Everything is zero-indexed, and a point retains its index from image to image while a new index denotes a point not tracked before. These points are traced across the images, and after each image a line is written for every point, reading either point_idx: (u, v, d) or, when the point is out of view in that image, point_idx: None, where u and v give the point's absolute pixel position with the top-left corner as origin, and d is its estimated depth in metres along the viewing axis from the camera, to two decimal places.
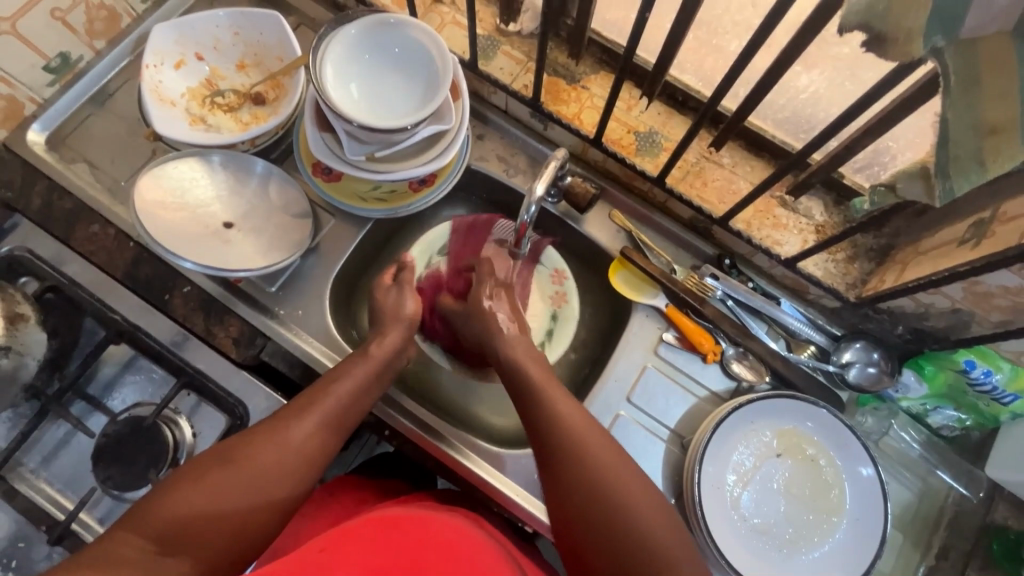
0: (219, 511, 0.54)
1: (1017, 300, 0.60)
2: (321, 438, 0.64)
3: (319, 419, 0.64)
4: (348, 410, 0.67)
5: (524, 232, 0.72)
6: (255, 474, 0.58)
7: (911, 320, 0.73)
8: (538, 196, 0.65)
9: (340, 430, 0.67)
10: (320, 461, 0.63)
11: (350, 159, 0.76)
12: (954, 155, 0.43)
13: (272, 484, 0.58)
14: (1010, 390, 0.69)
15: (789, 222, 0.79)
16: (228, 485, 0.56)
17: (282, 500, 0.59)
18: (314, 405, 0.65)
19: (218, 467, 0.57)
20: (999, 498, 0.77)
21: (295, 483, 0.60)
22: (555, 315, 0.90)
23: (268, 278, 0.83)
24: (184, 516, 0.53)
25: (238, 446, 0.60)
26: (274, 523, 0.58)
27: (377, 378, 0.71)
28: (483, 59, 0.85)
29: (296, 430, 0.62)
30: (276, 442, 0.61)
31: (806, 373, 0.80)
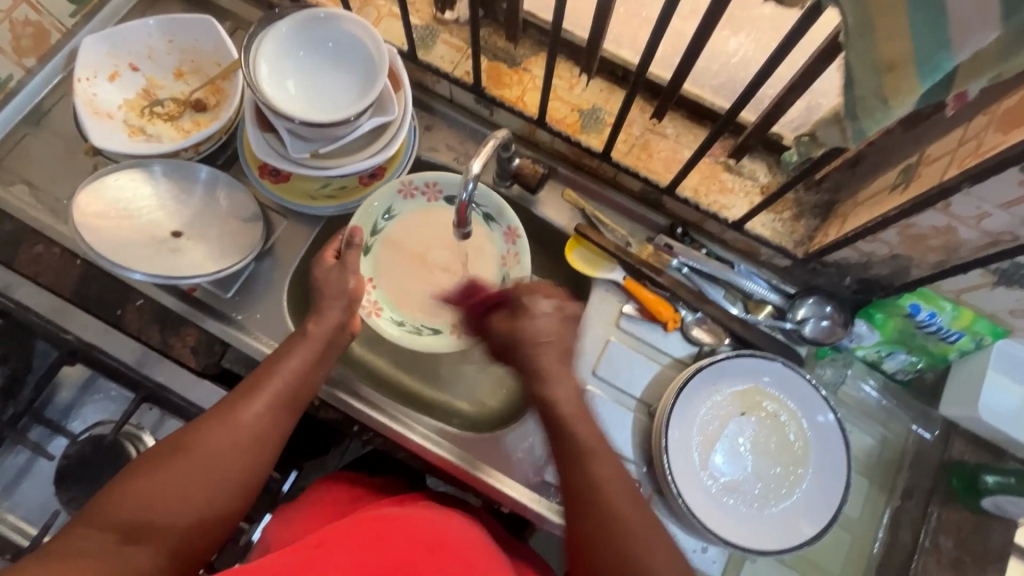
0: (180, 499, 0.56)
1: (948, 239, 0.62)
2: (273, 414, 0.63)
3: (270, 396, 0.63)
4: (298, 383, 0.66)
5: (464, 212, 0.67)
6: (209, 457, 0.58)
7: (857, 270, 0.75)
8: (474, 173, 0.63)
9: (295, 404, 0.66)
10: (278, 438, 0.63)
11: (294, 157, 0.75)
12: (859, 96, 0.44)
13: (231, 466, 0.59)
14: (955, 329, 0.72)
15: (734, 186, 0.80)
16: (182, 473, 0.56)
17: (244, 483, 0.60)
18: (264, 382, 0.64)
19: (172, 456, 0.57)
20: (955, 435, 0.79)
21: (252, 463, 0.60)
22: (507, 274, 0.84)
23: (223, 285, 0.82)
24: (140, 502, 0.54)
25: (188, 432, 0.59)
26: (236, 501, 0.59)
27: (326, 348, 0.69)
28: (422, 49, 0.85)
29: (244, 410, 0.61)
30: (225, 423, 0.60)
31: (764, 333, 0.82)
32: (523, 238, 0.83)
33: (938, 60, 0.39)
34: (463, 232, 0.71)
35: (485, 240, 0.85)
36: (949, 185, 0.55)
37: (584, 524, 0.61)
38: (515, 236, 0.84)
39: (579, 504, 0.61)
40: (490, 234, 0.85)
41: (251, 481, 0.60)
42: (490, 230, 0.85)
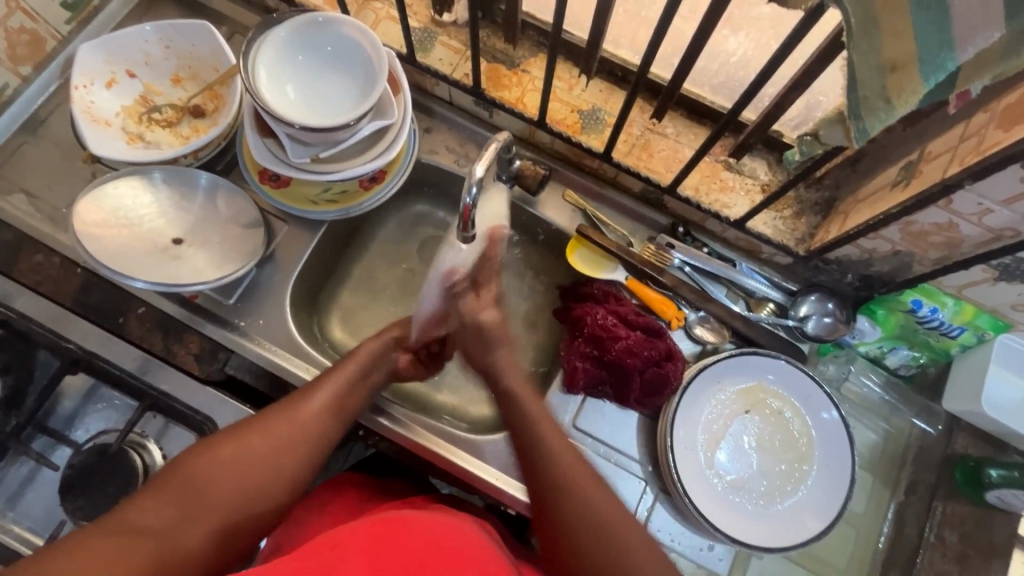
0: (237, 482, 0.59)
1: (950, 236, 0.62)
2: (326, 416, 0.66)
3: (329, 397, 0.67)
4: (350, 392, 0.70)
5: (469, 216, 0.61)
6: (264, 449, 0.61)
7: (859, 267, 0.75)
8: (477, 176, 0.61)
9: (348, 410, 0.69)
10: (329, 439, 0.66)
11: (295, 162, 0.75)
12: (863, 95, 0.44)
13: (286, 458, 0.62)
14: (956, 324, 0.73)
15: (735, 184, 0.80)
16: (243, 458, 0.60)
17: (295, 476, 0.63)
18: (320, 386, 0.68)
19: (236, 440, 0.61)
20: (958, 429, 0.80)
21: (305, 458, 0.64)
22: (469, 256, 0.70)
23: (223, 291, 0.81)
24: (199, 483, 0.58)
25: (249, 423, 0.63)
26: (283, 494, 0.62)
27: (377, 363, 0.73)
28: (421, 52, 0.85)
29: (305, 407, 0.65)
30: (287, 417, 0.64)
31: (767, 330, 0.82)
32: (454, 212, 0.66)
33: (941, 60, 0.39)
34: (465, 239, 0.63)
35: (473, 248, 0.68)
36: (951, 182, 0.55)
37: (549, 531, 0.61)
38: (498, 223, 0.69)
39: (554, 509, 0.61)
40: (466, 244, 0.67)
41: (300, 476, 0.63)
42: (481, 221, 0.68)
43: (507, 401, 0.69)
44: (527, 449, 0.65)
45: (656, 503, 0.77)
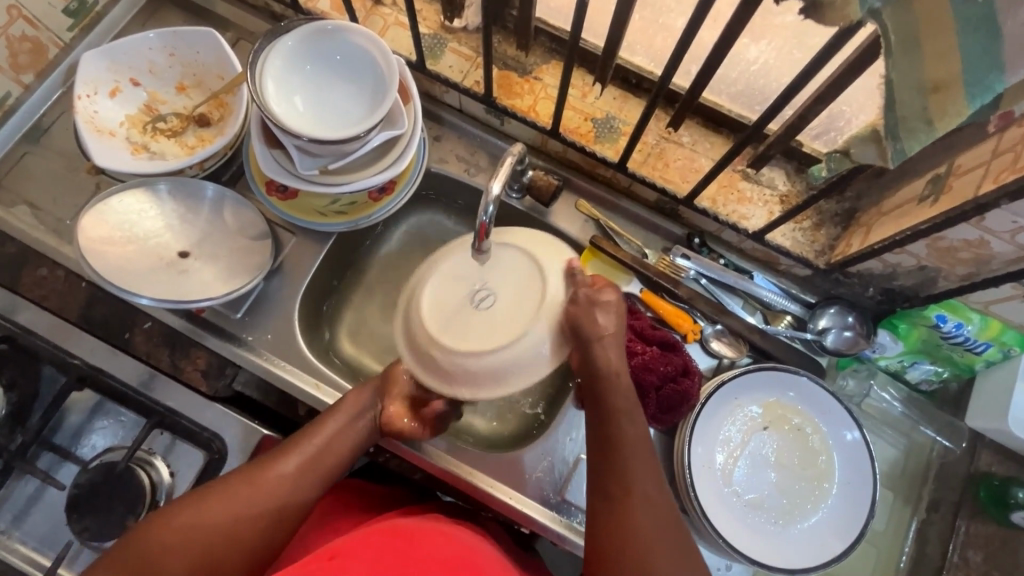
0: (193, 552, 0.57)
1: (979, 252, 0.60)
2: (295, 482, 0.63)
3: (302, 460, 0.65)
4: (327, 453, 0.67)
5: (485, 234, 0.60)
6: (226, 516, 0.59)
7: (881, 281, 0.74)
8: (493, 194, 0.59)
9: (323, 471, 0.66)
10: (298, 505, 0.63)
11: (303, 174, 0.74)
12: (902, 115, 0.42)
13: (247, 526, 0.60)
14: (982, 340, 0.71)
15: (753, 195, 0.79)
16: (200, 527, 0.58)
17: (256, 546, 0.60)
18: (294, 448, 0.65)
19: (196, 507, 0.59)
20: (981, 446, 0.78)
21: (269, 527, 0.61)
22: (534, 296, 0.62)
23: (231, 304, 0.79)
24: (154, 551, 0.56)
25: (216, 486, 0.61)
26: (243, 564, 0.60)
27: (361, 421, 0.70)
28: (431, 59, 0.83)
29: (273, 471, 0.63)
30: (252, 482, 0.62)
31: (785, 344, 0.80)
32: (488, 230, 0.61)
33: (988, 82, 0.37)
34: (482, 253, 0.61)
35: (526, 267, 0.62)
36: (985, 200, 0.53)
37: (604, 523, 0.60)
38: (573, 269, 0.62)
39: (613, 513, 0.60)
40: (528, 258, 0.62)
41: (260, 548, 0.61)
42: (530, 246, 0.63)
43: (611, 442, 0.62)
44: (617, 497, 0.60)
45: None
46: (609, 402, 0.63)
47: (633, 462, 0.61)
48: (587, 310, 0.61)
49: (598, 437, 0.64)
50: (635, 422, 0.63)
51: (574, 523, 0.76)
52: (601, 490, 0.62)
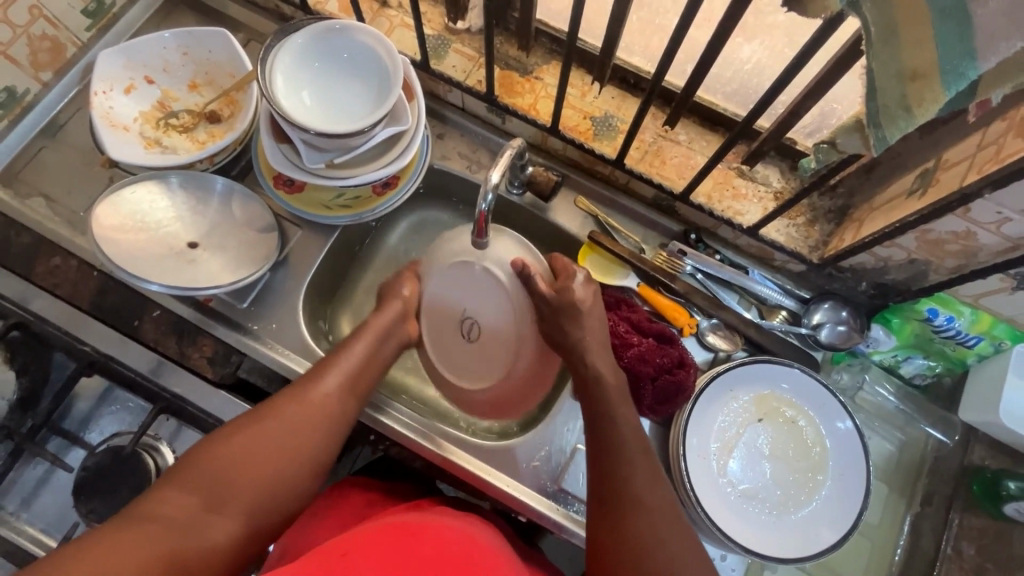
0: (258, 468, 0.59)
1: (967, 245, 0.62)
2: (340, 398, 0.66)
3: (342, 379, 0.67)
4: (363, 372, 0.70)
5: (484, 223, 0.65)
6: (283, 433, 0.62)
7: (873, 275, 0.75)
8: (493, 182, 0.62)
9: (361, 389, 0.69)
10: (344, 419, 0.66)
11: (309, 167, 0.76)
12: (882, 103, 0.44)
13: (303, 440, 0.62)
14: (973, 333, 0.72)
15: (748, 191, 0.81)
16: (260, 446, 0.60)
17: (313, 458, 0.63)
18: (333, 367, 0.68)
19: (250, 428, 0.61)
20: (975, 440, 0.77)
21: (323, 441, 0.64)
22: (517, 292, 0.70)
23: (238, 294, 0.81)
24: (219, 471, 0.57)
25: (264, 407, 0.63)
26: (305, 477, 0.62)
27: (387, 342, 0.73)
28: (435, 59, 0.86)
29: (318, 388, 0.65)
30: (299, 400, 0.64)
31: (780, 338, 0.82)
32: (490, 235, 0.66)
33: (962, 69, 0.39)
34: (482, 242, 0.68)
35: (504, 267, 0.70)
36: (969, 190, 0.55)
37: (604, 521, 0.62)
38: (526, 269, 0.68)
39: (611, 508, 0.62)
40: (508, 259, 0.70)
41: (318, 460, 0.63)
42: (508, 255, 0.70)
43: (607, 447, 0.65)
44: (610, 501, 0.63)
45: None
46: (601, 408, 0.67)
47: (629, 465, 0.63)
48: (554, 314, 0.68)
49: (596, 441, 0.66)
50: (618, 427, 0.66)
51: (571, 511, 0.77)
52: (600, 497, 0.64)
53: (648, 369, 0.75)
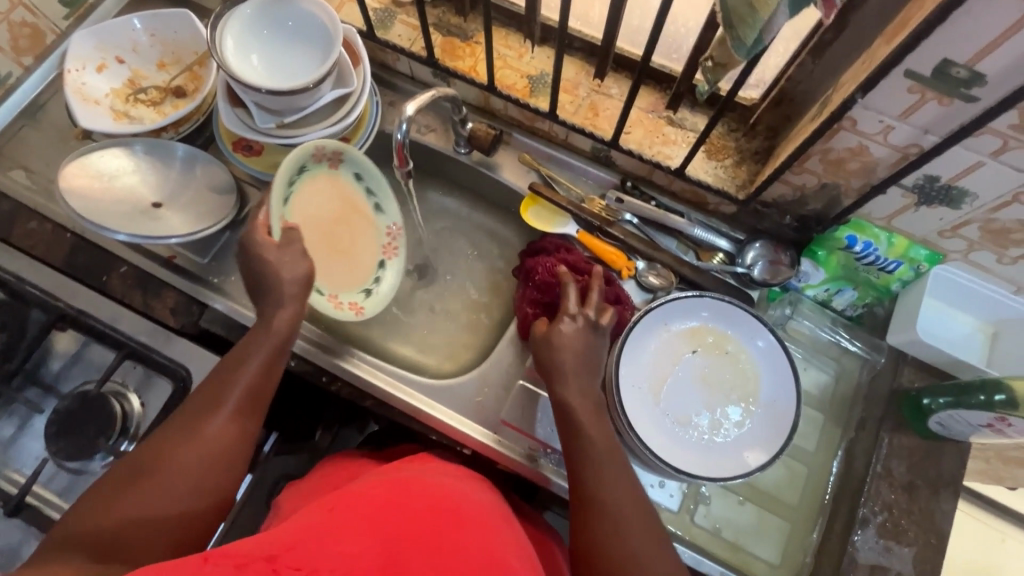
0: (153, 515, 0.55)
1: (864, 160, 0.65)
2: (234, 428, 0.63)
3: (233, 409, 0.64)
4: (257, 395, 0.66)
5: (400, 152, 0.74)
6: (177, 472, 0.58)
7: (795, 207, 0.79)
8: (408, 112, 0.69)
9: (258, 412, 0.66)
10: (241, 448, 0.63)
11: (261, 127, 0.82)
12: (732, 4, 0.48)
13: (202, 477, 0.59)
14: (892, 257, 0.75)
15: (676, 137, 0.85)
16: (153, 496, 0.56)
17: (217, 492, 0.60)
18: (221, 397, 0.64)
19: (137, 479, 0.56)
20: (904, 363, 0.79)
21: (225, 474, 0.61)
22: (383, 263, 0.90)
23: (200, 249, 0.87)
24: (107, 532, 0.53)
25: (149, 453, 0.59)
26: (210, 514, 0.59)
27: (280, 357, 0.70)
28: (382, 29, 0.92)
29: (209, 423, 0.62)
30: (190, 440, 0.60)
31: (715, 278, 0.85)
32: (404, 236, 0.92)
33: None
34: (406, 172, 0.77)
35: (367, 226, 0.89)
36: (846, 100, 0.59)
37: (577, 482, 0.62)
38: (397, 233, 0.91)
39: (581, 475, 0.62)
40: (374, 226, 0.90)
41: (221, 494, 0.60)
42: (376, 218, 0.90)
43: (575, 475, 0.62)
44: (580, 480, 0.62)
45: None
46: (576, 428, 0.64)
47: (591, 437, 0.63)
48: (547, 345, 0.69)
49: (569, 457, 0.64)
50: (568, 384, 0.66)
51: (510, 442, 0.80)
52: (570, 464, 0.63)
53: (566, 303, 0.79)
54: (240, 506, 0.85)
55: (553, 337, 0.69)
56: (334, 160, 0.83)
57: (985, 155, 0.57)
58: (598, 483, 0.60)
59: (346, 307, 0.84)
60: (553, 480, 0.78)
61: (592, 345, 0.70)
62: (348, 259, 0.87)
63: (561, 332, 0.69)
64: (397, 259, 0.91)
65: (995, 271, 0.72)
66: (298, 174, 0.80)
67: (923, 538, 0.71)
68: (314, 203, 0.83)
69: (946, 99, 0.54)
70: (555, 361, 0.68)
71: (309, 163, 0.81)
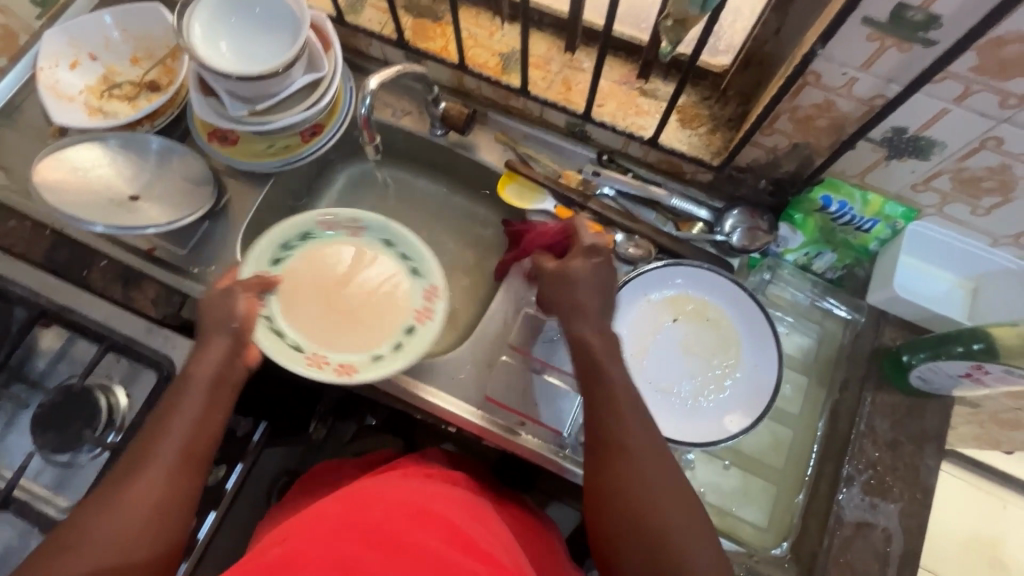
0: None
1: (832, 116, 0.65)
2: (164, 485, 0.57)
3: (160, 464, 0.57)
4: (192, 443, 0.60)
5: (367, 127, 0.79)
6: (101, 541, 0.52)
7: (769, 171, 0.79)
8: (372, 86, 0.75)
9: (195, 463, 0.60)
10: (178, 507, 0.57)
11: (234, 115, 0.82)
12: None
13: (132, 544, 0.53)
14: (868, 216, 0.74)
15: (650, 108, 0.85)
16: (75, 569, 0.50)
17: (151, 560, 0.54)
18: (148, 453, 0.58)
19: (58, 556, 0.51)
20: (885, 322, 0.79)
21: (160, 536, 0.55)
22: (413, 328, 0.79)
23: (179, 240, 0.88)
24: None
25: (73, 525, 0.53)
26: None
27: (214, 399, 0.63)
28: (352, 14, 0.92)
29: (132, 483, 0.56)
30: (113, 506, 0.54)
31: (695, 247, 0.85)
32: (442, 299, 0.80)
33: None
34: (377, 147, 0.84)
35: (403, 289, 0.82)
36: (807, 54, 0.59)
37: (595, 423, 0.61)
38: (434, 297, 0.81)
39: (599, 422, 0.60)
40: (410, 287, 0.82)
41: (157, 560, 0.54)
42: (410, 281, 0.83)
43: (599, 441, 0.60)
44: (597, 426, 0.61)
45: None
46: (606, 437, 0.60)
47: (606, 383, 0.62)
48: (563, 281, 0.68)
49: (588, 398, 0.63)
50: (587, 319, 0.66)
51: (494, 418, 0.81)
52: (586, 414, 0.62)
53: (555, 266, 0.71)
54: (232, 496, 0.88)
55: (564, 273, 0.69)
56: (353, 228, 0.84)
57: (950, 102, 0.57)
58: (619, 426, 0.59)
59: (332, 368, 0.75)
60: (535, 450, 0.79)
61: (607, 281, 0.69)
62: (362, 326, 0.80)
63: (573, 268, 0.69)
64: (428, 323, 0.79)
65: (968, 224, 0.72)
66: (303, 241, 0.83)
67: (908, 493, 0.71)
68: (325, 269, 0.84)
69: (905, 45, 0.54)
70: (572, 297, 0.67)
71: (321, 231, 0.84)
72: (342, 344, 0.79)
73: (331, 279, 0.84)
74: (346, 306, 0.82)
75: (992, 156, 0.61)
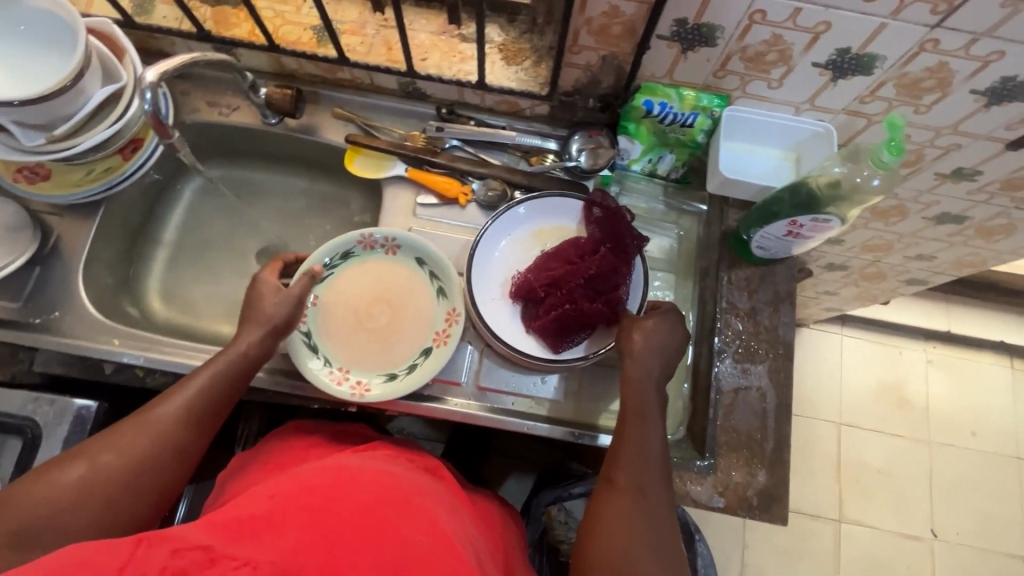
0: (86, 496, 0.57)
1: (623, 20, 0.68)
2: (180, 430, 0.63)
3: (181, 410, 0.64)
4: (215, 404, 0.66)
5: (162, 126, 0.71)
6: (116, 460, 0.60)
7: (593, 89, 0.82)
8: (148, 78, 0.66)
9: (209, 419, 0.66)
10: (188, 451, 0.64)
11: (28, 145, 0.74)
12: None
13: (145, 468, 0.61)
14: (687, 111, 0.77)
15: (472, 52, 0.85)
16: (91, 478, 0.58)
17: (155, 486, 0.61)
18: (174, 394, 0.65)
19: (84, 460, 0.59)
20: (729, 207, 0.85)
21: (164, 470, 0.62)
22: (430, 349, 0.78)
23: (10, 294, 0.80)
24: (41, 509, 0.55)
25: (101, 438, 0.61)
26: (144, 505, 0.60)
27: (242, 371, 0.69)
28: (143, 15, 0.85)
29: (156, 416, 0.63)
30: (135, 432, 0.61)
31: (548, 177, 0.87)
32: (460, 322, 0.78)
33: None
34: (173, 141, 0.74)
35: (426, 302, 0.81)
36: None
37: (621, 458, 0.66)
38: (454, 320, 0.79)
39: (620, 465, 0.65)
40: (437, 298, 0.81)
41: (159, 488, 0.62)
42: (433, 299, 0.81)
43: (611, 481, 0.65)
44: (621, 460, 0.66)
45: (483, 357, 0.80)
46: (622, 475, 0.65)
47: (648, 429, 0.67)
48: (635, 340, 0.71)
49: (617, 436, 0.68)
50: (639, 369, 0.69)
51: None
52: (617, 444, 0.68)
53: (579, 303, 0.75)
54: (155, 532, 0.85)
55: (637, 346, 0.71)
56: (389, 247, 0.82)
57: None
58: (636, 470, 0.65)
59: (348, 386, 0.75)
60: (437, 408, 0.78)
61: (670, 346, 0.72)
62: (384, 345, 0.79)
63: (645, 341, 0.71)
64: (445, 347, 0.77)
65: (771, 99, 0.77)
66: (342, 258, 0.81)
67: (773, 352, 0.78)
68: (365, 282, 0.82)
69: None
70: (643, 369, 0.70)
71: (359, 249, 0.82)
72: (356, 362, 0.78)
73: (368, 291, 0.82)
74: (374, 326, 0.80)
75: (765, 29, 0.66)
